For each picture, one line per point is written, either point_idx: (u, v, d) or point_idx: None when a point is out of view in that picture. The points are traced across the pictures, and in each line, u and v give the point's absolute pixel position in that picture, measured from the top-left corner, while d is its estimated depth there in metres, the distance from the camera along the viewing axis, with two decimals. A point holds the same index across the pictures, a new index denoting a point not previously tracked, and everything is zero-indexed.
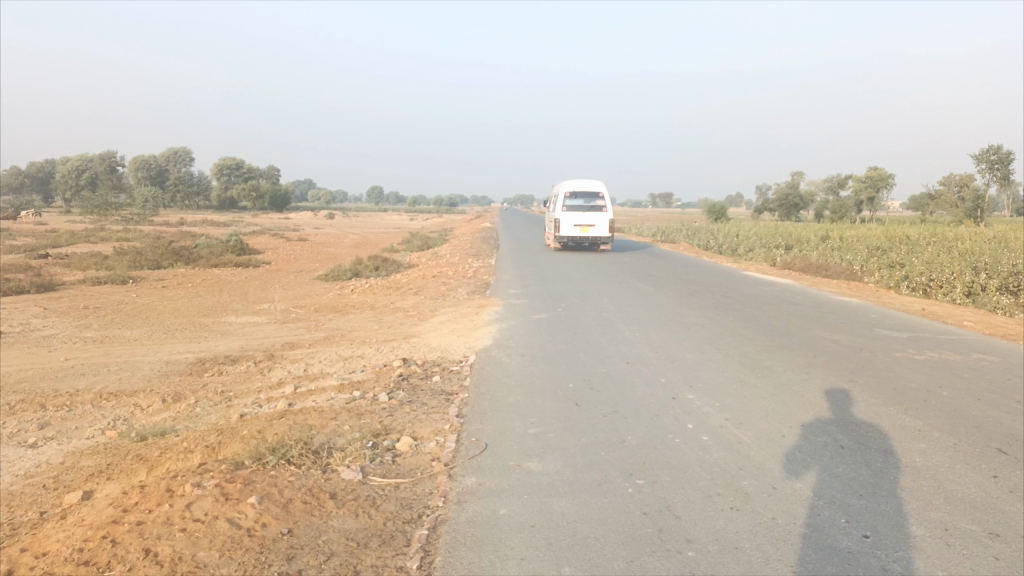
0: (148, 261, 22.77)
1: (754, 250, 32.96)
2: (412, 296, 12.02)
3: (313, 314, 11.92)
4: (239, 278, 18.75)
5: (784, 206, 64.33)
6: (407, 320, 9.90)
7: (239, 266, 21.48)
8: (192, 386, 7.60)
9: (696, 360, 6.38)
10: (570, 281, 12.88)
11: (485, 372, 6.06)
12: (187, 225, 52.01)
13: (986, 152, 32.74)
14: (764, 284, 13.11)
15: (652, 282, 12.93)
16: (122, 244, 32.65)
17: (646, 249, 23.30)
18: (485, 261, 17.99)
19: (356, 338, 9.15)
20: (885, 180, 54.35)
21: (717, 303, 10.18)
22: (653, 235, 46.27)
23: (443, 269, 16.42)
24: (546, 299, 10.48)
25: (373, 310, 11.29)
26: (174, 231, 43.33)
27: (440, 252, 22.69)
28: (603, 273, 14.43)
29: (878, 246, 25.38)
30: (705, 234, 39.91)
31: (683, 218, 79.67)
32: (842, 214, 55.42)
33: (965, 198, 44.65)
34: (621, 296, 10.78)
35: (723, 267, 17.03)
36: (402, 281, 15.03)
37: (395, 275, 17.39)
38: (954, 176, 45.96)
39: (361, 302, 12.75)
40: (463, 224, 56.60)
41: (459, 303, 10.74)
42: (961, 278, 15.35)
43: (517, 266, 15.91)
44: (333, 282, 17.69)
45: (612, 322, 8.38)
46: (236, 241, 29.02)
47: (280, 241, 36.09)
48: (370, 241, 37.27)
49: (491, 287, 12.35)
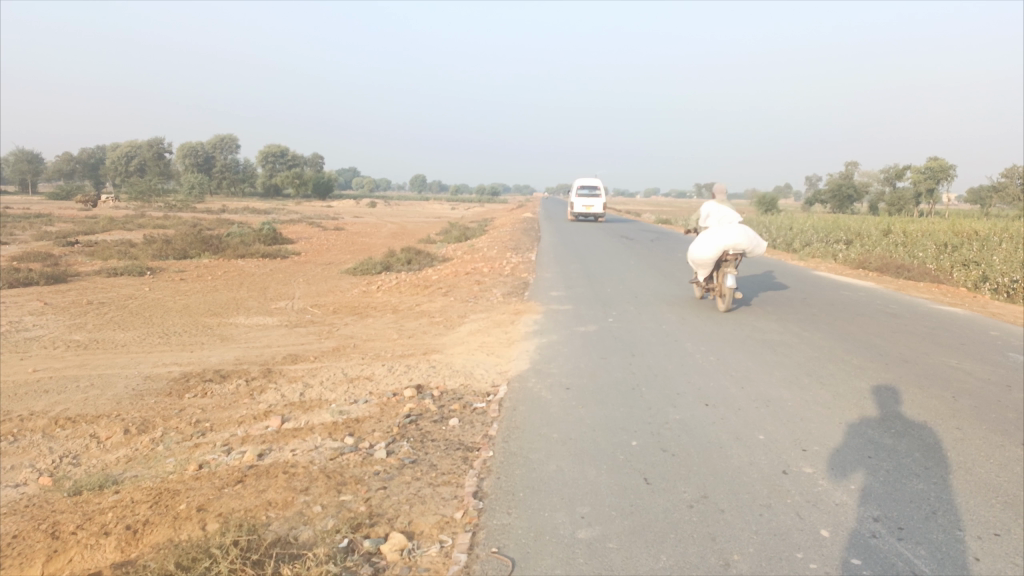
0: (175, 250, 21.77)
1: (811, 244, 30.98)
2: (440, 297, 10.60)
3: (330, 316, 10.62)
4: (262, 270, 17.58)
5: (837, 198, 61.75)
6: (431, 328, 8.49)
7: (266, 256, 20.34)
8: (166, 413, 6.29)
9: (799, 403, 4.81)
10: (621, 281, 11.31)
11: (519, 417, 4.58)
12: (226, 214, 51.47)
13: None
14: (845, 288, 11.38)
15: (714, 283, 11.30)
16: (158, 231, 31.99)
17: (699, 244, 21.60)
18: (524, 255, 16.51)
19: (369, 350, 7.76)
20: (946, 171, 51.49)
21: (799, 313, 8.54)
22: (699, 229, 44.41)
23: (477, 264, 14.99)
24: (595, 305, 8.95)
25: (395, 313, 9.91)
26: (212, 220, 42.66)
27: (477, 244, 21.30)
28: (657, 272, 12.84)
29: (947, 243, 23.33)
30: (756, 227, 37.96)
31: (730, 210, 77.19)
32: (898, 207, 52.87)
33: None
34: (682, 302, 9.19)
35: (789, 266, 15.27)
36: (432, 277, 13.64)
37: (426, 269, 16.04)
38: (1019, 168, 43.29)
39: (384, 301, 11.39)
40: (506, 215, 55.09)
41: (492, 307, 9.29)
42: None
43: (560, 262, 14.39)
44: (361, 277, 16.38)
45: (679, 339, 6.81)
46: (269, 230, 28.06)
47: (316, 230, 35.11)
48: (408, 230, 36.12)
49: (530, 287, 10.88)
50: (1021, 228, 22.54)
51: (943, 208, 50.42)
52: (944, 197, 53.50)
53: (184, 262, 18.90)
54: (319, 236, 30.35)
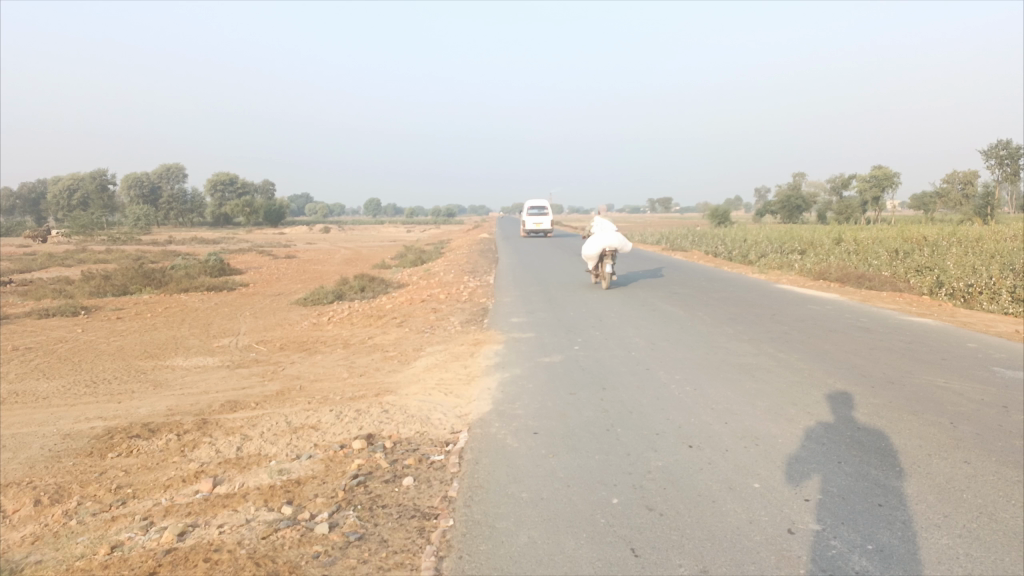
0: (114, 287, 20.70)
1: (766, 254, 31.07)
2: (394, 329, 9.98)
3: (276, 353, 9.92)
4: (207, 305, 16.71)
5: (787, 209, 62.66)
6: (385, 365, 7.86)
7: (212, 289, 19.43)
8: (84, 479, 5.57)
9: (793, 442, 4.33)
10: (585, 304, 10.88)
11: (482, 474, 4.03)
12: (174, 245, 49.95)
13: (1000, 145, 31.00)
14: (813, 302, 11.10)
15: (680, 302, 10.91)
16: (99, 266, 30.63)
17: (658, 259, 21.33)
18: (481, 279, 15.98)
19: (316, 393, 7.11)
20: (890, 179, 52.59)
21: (771, 332, 8.15)
22: (656, 243, 44.45)
23: (433, 289, 14.41)
24: (559, 331, 8.47)
25: (346, 348, 9.25)
26: (157, 252, 41.24)
27: (433, 268, 20.69)
28: (621, 291, 12.45)
29: (899, 250, 23.49)
30: (711, 240, 38.06)
31: (683, 223, 77.85)
32: (847, 215, 53.75)
33: (971, 195, 43.10)
34: (650, 324, 8.76)
35: (753, 280, 15.01)
36: (386, 306, 13.01)
37: (380, 297, 15.38)
38: (959, 173, 44.40)
39: (335, 335, 10.73)
40: (462, 236, 54.58)
41: (449, 338, 8.72)
42: (1004, 283, 13.38)
43: (519, 286, 13.89)
44: (311, 308, 15.65)
45: (652, 368, 6.34)
46: (217, 261, 27.02)
47: (267, 259, 34.10)
48: (362, 256, 35.26)
49: (490, 314, 10.33)
50: (970, 232, 22.78)
51: (889, 215, 51.41)
52: (889, 204, 54.61)
53: (124, 299, 17.90)
54: (270, 265, 29.40)
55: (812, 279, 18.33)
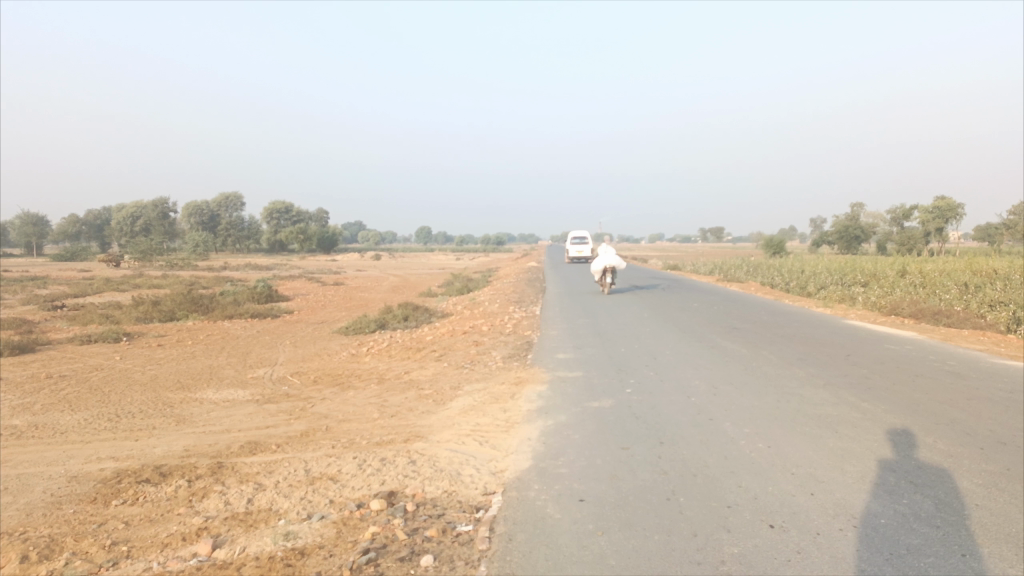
0: (160, 313, 20.61)
1: (825, 286, 29.78)
2: (433, 363, 9.35)
3: (309, 386, 9.39)
4: (249, 332, 16.38)
5: (844, 239, 60.69)
6: (418, 405, 7.22)
7: (255, 316, 19.16)
8: (80, 531, 5.04)
9: (900, 524, 3.53)
10: (637, 338, 10.11)
11: (517, 555, 3.33)
12: (227, 271, 50.57)
13: None
14: (889, 341, 10.14)
15: (741, 338, 10.07)
16: (152, 291, 30.90)
17: (713, 291, 20.39)
18: (527, 309, 15.32)
19: (341, 436, 6.50)
20: (955, 209, 50.44)
21: (848, 376, 7.28)
22: (709, 274, 43.24)
23: (477, 320, 13.79)
24: (610, 370, 7.74)
25: (380, 383, 8.65)
26: (210, 278, 41.71)
27: (478, 297, 20.12)
28: (676, 325, 11.63)
29: (970, 283, 22.13)
30: (766, 271, 36.80)
31: (736, 253, 76.18)
32: (909, 246, 51.70)
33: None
34: (710, 364, 7.96)
35: (818, 315, 14.03)
36: (427, 337, 12.43)
37: (421, 328, 14.82)
38: None
39: (370, 368, 10.16)
40: (511, 264, 54.07)
41: (489, 376, 8.06)
42: None
43: (567, 317, 13.19)
44: (352, 338, 15.17)
45: (716, 419, 5.57)
46: (264, 288, 26.92)
47: (315, 285, 34.04)
48: (410, 284, 34.95)
49: (534, 349, 9.64)
50: None
51: (954, 247, 49.30)
52: (954, 235, 52.43)
53: (167, 326, 17.74)
54: (317, 292, 29.23)
55: (879, 314, 17.18)
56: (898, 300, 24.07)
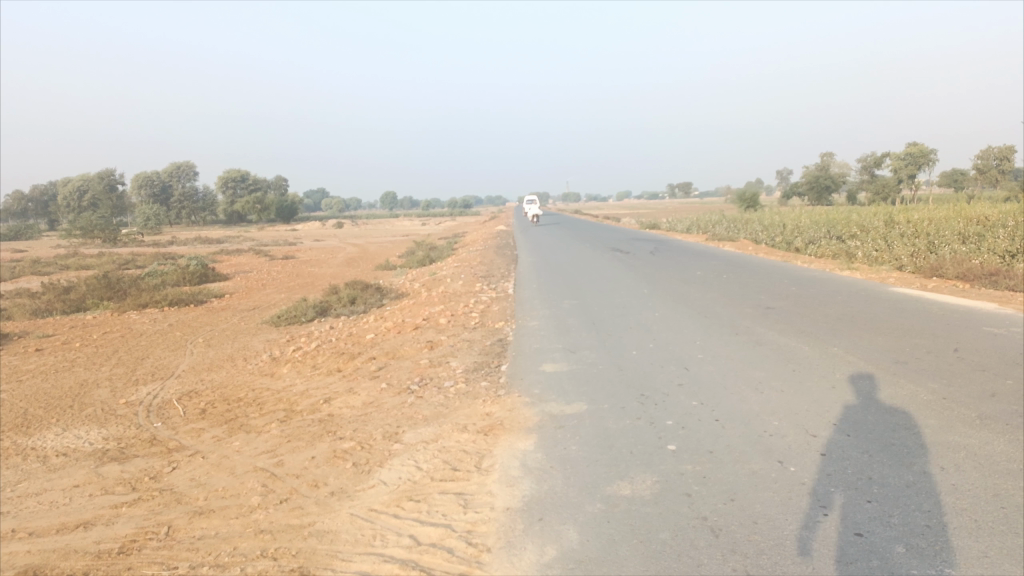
0: (63, 305, 17.31)
1: (808, 243, 27.54)
2: (366, 383, 6.54)
3: (189, 424, 6.51)
4: (158, 328, 13.35)
5: (815, 190, 58.71)
6: (327, 479, 4.41)
7: (174, 306, 16.05)
8: None
9: None
10: (649, 334, 7.39)
11: None
12: (173, 247, 46.71)
13: None
14: (982, 320, 7.63)
15: (787, 326, 7.47)
16: (76, 274, 27.26)
17: (709, 253, 17.74)
18: (492, 288, 12.55)
19: (179, 559, 3.68)
20: (927, 154, 48.51)
21: (1000, 399, 4.70)
22: (684, 231, 40.75)
23: (433, 303, 10.96)
24: (628, 400, 5.00)
25: (284, 424, 5.82)
26: (151, 256, 37.95)
27: (437, 271, 17.24)
28: (691, 308, 8.95)
29: (968, 232, 20.03)
30: (743, 229, 34.47)
31: (704, 208, 74.09)
32: (884, 195, 49.65)
33: (1009, 171, 39.55)
34: (777, 381, 5.30)
35: (851, 281, 11.54)
36: (367, 333, 9.60)
37: (364, 317, 11.94)
38: (996, 147, 40.71)
39: (282, 387, 7.31)
40: (478, 228, 50.93)
41: (441, 412, 5.29)
42: None
43: (547, 299, 10.49)
44: (281, 331, 12.26)
45: (871, 536, 2.90)
46: (199, 268, 23.62)
47: (262, 260, 30.73)
48: (367, 255, 31.82)
49: (510, 356, 6.92)
50: None
51: (926, 194, 47.55)
52: (926, 182, 50.71)
53: (61, 321, 14.53)
54: (260, 270, 26.00)
55: (894, 273, 14.70)
56: (891, 256, 21.73)
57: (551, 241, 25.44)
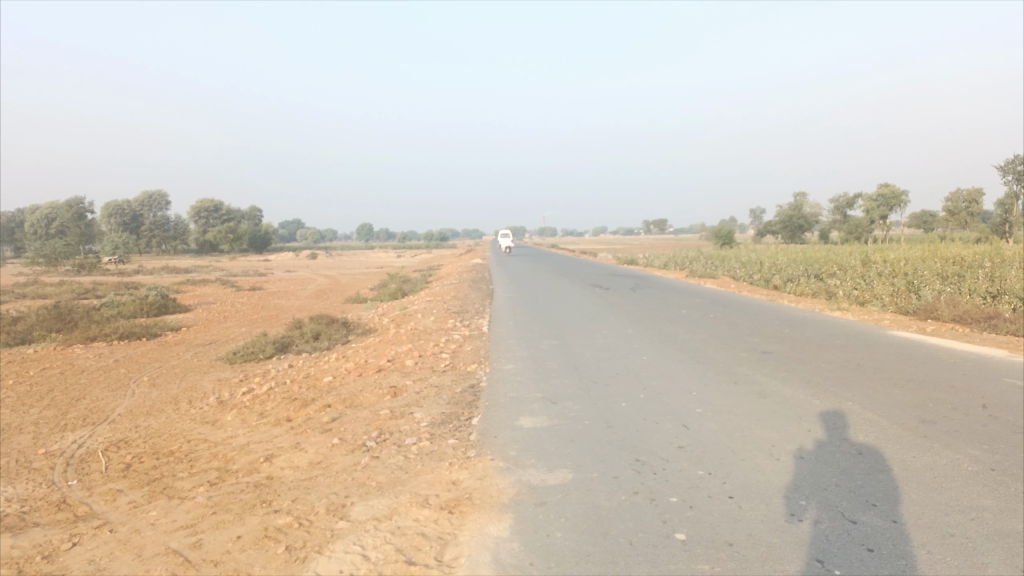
0: (6, 337, 16.15)
1: (785, 282, 27.12)
2: (316, 437, 5.66)
3: (107, 485, 5.57)
4: (103, 364, 12.31)
5: (789, 228, 58.90)
6: (250, 569, 3.52)
7: (125, 340, 14.98)
8: None
9: None
10: (639, 382, 6.62)
11: None
12: (139, 276, 45.30)
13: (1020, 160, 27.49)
14: (999, 369, 6.99)
15: (790, 375, 6.77)
16: (30, 304, 25.97)
17: (692, 291, 17.11)
18: (464, 325, 11.72)
19: None
20: (898, 195, 48.85)
21: None
22: (661, 268, 40.31)
23: (400, 341, 10.09)
24: (622, 467, 4.22)
25: (214, 490, 4.91)
26: (114, 285, 36.57)
27: (407, 306, 16.38)
28: (682, 351, 8.20)
29: (947, 272, 19.67)
30: (720, 267, 34.08)
31: (679, 246, 74.11)
32: (857, 234, 49.75)
33: (977, 213, 39.79)
34: (793, 446, 4.55)
35: (846, 323, 10.93)
36: (325, 374, 8.70)
37: (326, 356, 11.03)
38: (964, 190, 41.01)
39: (222, 439, 6.38)
40: (453, 261, 50.18)
41: (398, 480, 4.43)
42: None
43: (524, 339, 9.70)
44: (235, 369, 11.29)
45: None
46: (160, 299, 22.53)
47: (228, 292, 29.62)
48: (337, 288, 30.85)
49: (483, 406, 6.10)
50: None
51: (898, 235, 47.75)
52: (898, 222, 51.01)
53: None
54: (225, 301, 24.92)
55: (881, 314, 14.14)
56: (870, 294, 21.28)
57: (527, 276, 24.72)
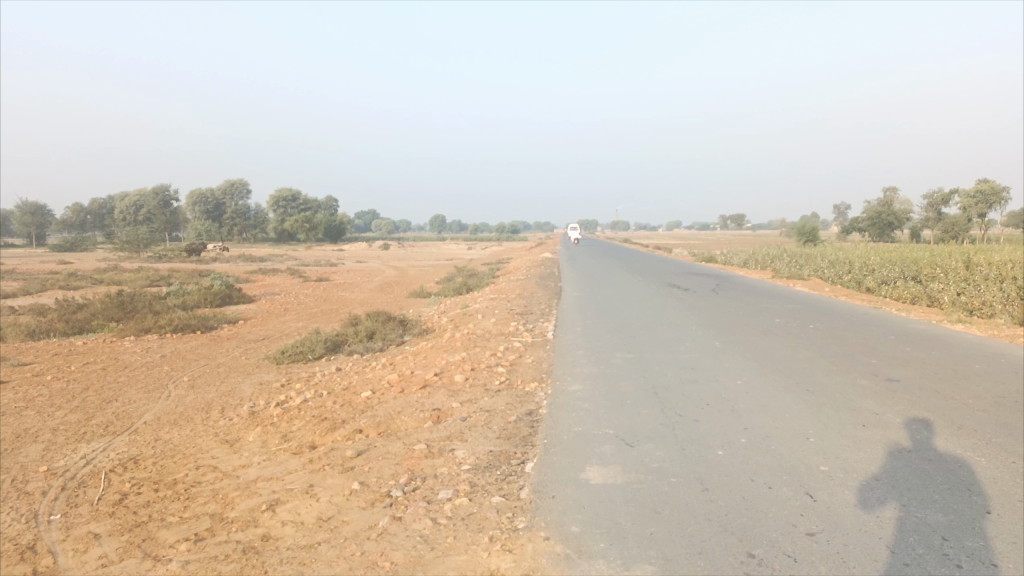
0: (65, 327, 15.84)
1: (878, 285, 24.91)
2: (333, 479, 4.59)
3: (86, 527, 4.64)
4: (147, 361, 11.67)
5: (877, 225, 55.43)
6: None
7: (177, 334, 14.41)
8: None
9: None
10: (736, 418, 5.34)
11: None
12: (214, 264, 45.85)
13: None
14: None
15: (933, 416, 5.39)
16: (104, 290, 26.17)
17: (782, 294, 15.49)
18: (525, 329, 10.56)
19: None
20: (999, 191, 45.03)
21: None
22: (740, 266, 38.22)
23: (452, 348, 9.00)
24: (730, 569, 2.99)
25: (195, 551, 3.88)
26: (189, 272, 36.92)
27: (469, 304, 15.32)
28: (785, 373, 6.85)
29: None
30: (804, 266, 31.87)
31: (757, 242, 70.99)
32: (954, 233, 46.10)
33: None
34: (975, 544, 3.24)
35: (976, 339, 9.32)
36: (365, 385, 7.66)
37: (374, 361, 10.04)
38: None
39: (231, 470, 5.39)
40: (524, 254, 48.99)
41: (419, 562, 3.28)
42: None
43: (594, 350, 8.49)
44: (278, 372, 10.44)
45: None
46: (225, 289, 22.16)
47: (293, 282, 29.23)
48: (403, 280, 30.15)
49: (542, 445, 4.93)
50: None
51: (1000, 234, 44.04)
52: (999, 221, 47.15)
53: (49, 346, 12.98)
54: (289, 292, 24.45)
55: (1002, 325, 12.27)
56: (977, 301, 19.06)
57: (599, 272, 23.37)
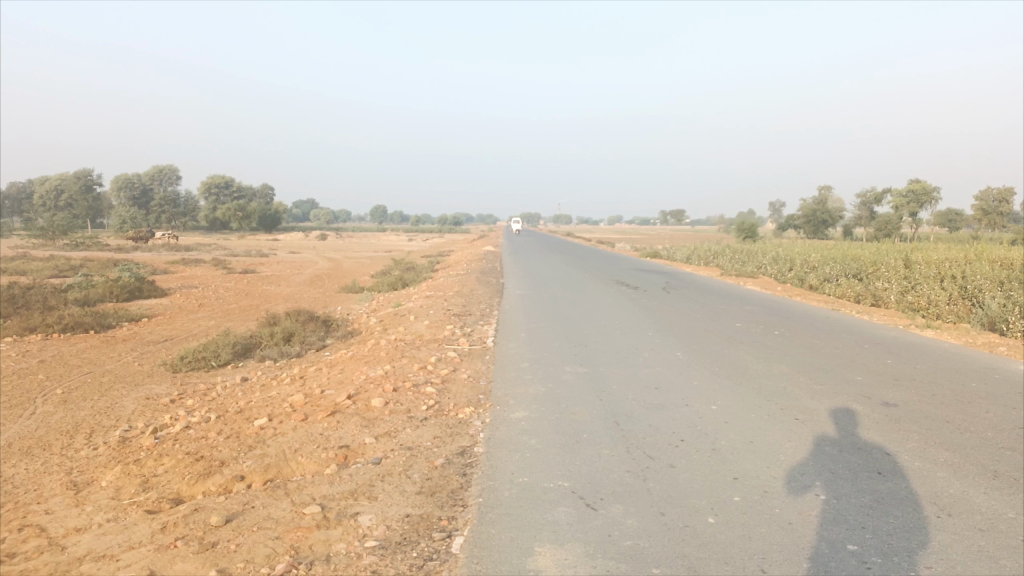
0: None
1: (818, 283, 24.52)
2: (182, 565, 3.27)
3: None
4: (21, 368, 9.99)
5: (812, 223, 55.91)
6: None
7: (67, 335, 12.68)
8: None
9: None
10: (723, 462, 4.24)
11: None
12: (137, 253, 43.19)
13: None
14: None
15: (959, 458, 4.40)
16: (4, 281, 23.84)
17: (734, 294, 14.65)
18: (460, 335, 9.33)
19: None
20: (929, 191, 45.68)
21: None
22: (681, 262, 37.67)
23: (376, 359, 7.70)
24: None
25: None
26: (107, 262, 34.47)
27: (401, 303, 13.97)
28: (766, 396, 5.81)
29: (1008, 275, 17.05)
30: (745, 263, 31.43)
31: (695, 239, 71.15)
32: (886, 232, 46.55)
33: (1009, 213, 36.70)
34: None
35: (958, 350, 8.51)
36: (263, 407, 6.31)
37: (286, 371, 8.65)
38: (994, 187, 37.87)
39: (55, 540, 3.99)
40: (464, 247, 47.56)
41: None
42: None
43: (541, 363, 7.32)
44: (172, 383, 8.94)
45: None
46: (138, 281, 20.24)
47: (217, 274, 27.26)
48: (336, 274, 28.56)
49: (477, 506, 3.71)
50: None
51: (928, 233, 44.63)
52: (929, 220, 47.91)
53: None
54: (211, 286, 22.61)
55: (960, 330, 11.56)
56: (920, 301, 18.61)
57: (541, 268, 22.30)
